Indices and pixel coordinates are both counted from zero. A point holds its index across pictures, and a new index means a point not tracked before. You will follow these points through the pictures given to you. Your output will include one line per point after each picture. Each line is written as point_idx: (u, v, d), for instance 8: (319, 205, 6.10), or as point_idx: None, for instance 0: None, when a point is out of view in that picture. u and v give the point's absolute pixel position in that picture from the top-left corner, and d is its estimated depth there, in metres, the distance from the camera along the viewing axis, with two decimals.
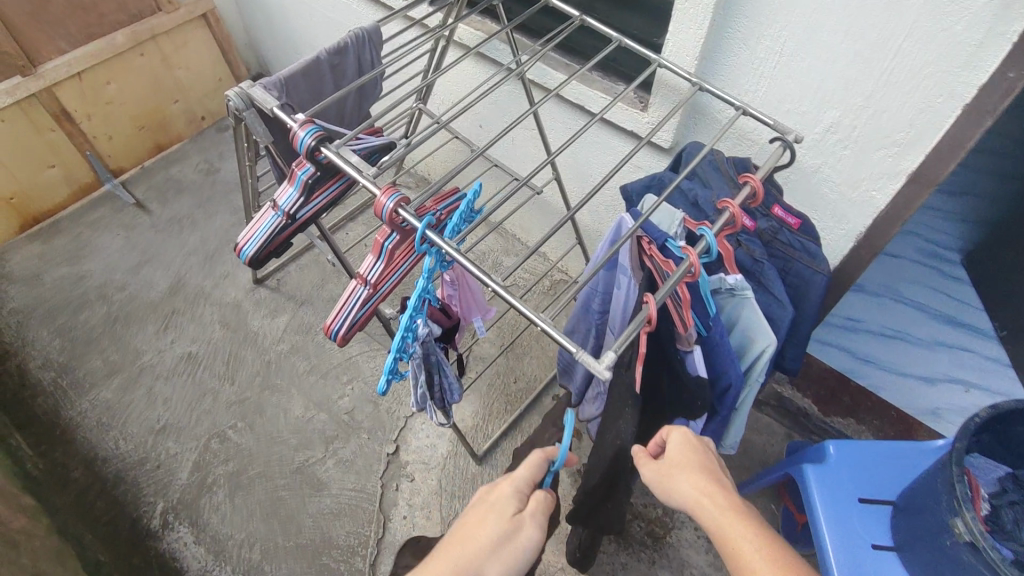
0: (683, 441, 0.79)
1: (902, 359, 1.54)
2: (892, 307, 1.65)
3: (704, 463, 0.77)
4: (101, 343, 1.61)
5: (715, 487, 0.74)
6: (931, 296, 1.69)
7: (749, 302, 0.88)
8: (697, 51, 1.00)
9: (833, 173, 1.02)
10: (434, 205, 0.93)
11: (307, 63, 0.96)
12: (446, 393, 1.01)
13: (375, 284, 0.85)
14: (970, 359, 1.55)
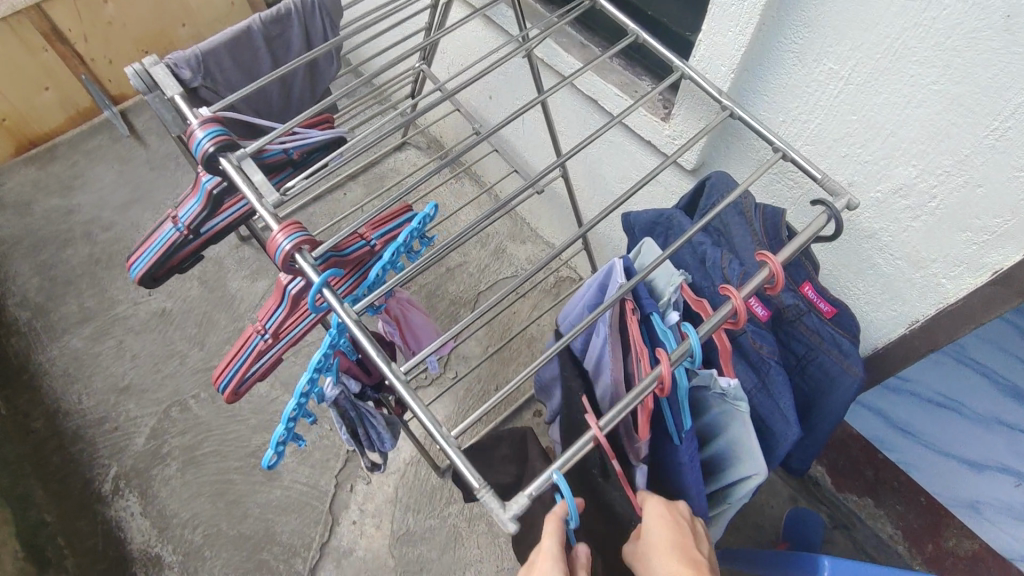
0: (655, 513, 0.61)
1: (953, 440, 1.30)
2: (951, 367, 1.39)
3: (681, 540, 0.59)
4: (78, 286, 1.55)
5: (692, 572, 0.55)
6: (1001, 359, 1.41)
7: (741, 414, 0.66)
8: (737, 61, 0.76)
9: (893, 245, 0.78)
10: (368, 232, 0.75)
11: (233, 34, 0.78)
12: (374, 441, 0.79)
13: (274, 333, 0.70)
14: None
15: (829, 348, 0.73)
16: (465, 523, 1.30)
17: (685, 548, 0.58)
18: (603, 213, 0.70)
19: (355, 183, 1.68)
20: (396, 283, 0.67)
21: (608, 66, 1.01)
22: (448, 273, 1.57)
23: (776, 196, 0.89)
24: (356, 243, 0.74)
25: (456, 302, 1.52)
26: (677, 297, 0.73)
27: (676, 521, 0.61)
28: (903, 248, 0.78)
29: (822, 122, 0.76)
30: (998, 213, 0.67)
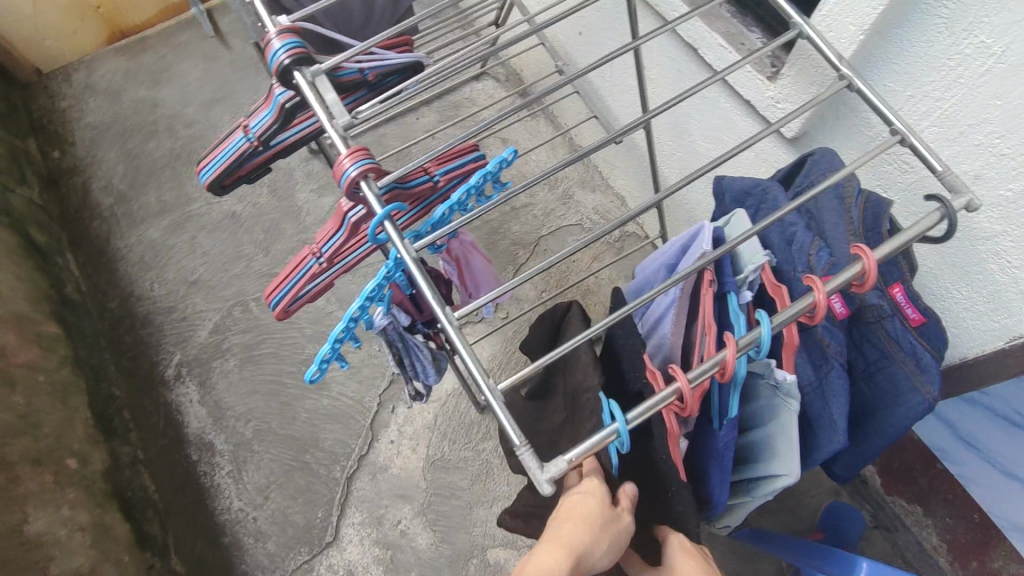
0: (684, 549, 0.62)
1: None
2: None
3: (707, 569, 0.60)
4: (158, 180, 1.60)
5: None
6: None
7: (789, 413, 0.62)
8: (869, 23, 0.67)
9: (1013, 250, 0.70)
10: (433, 167, 0.73)
11: None
12: (418, 373, 0.79)
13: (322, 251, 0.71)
14: None
15: (905, 360, 0.67)
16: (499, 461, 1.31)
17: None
18: (688, 177, 0.64)
19: (430, 108, 1.64)
20: (460, 224, 0.65)
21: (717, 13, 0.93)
22: (513, 212, 1.54)
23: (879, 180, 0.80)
24: (420, 177, 0.72)
25: (517, 242, 1.50)
26: (755, 277, 0.69)
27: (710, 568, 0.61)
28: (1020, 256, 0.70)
29: (956, 103, 0.67)
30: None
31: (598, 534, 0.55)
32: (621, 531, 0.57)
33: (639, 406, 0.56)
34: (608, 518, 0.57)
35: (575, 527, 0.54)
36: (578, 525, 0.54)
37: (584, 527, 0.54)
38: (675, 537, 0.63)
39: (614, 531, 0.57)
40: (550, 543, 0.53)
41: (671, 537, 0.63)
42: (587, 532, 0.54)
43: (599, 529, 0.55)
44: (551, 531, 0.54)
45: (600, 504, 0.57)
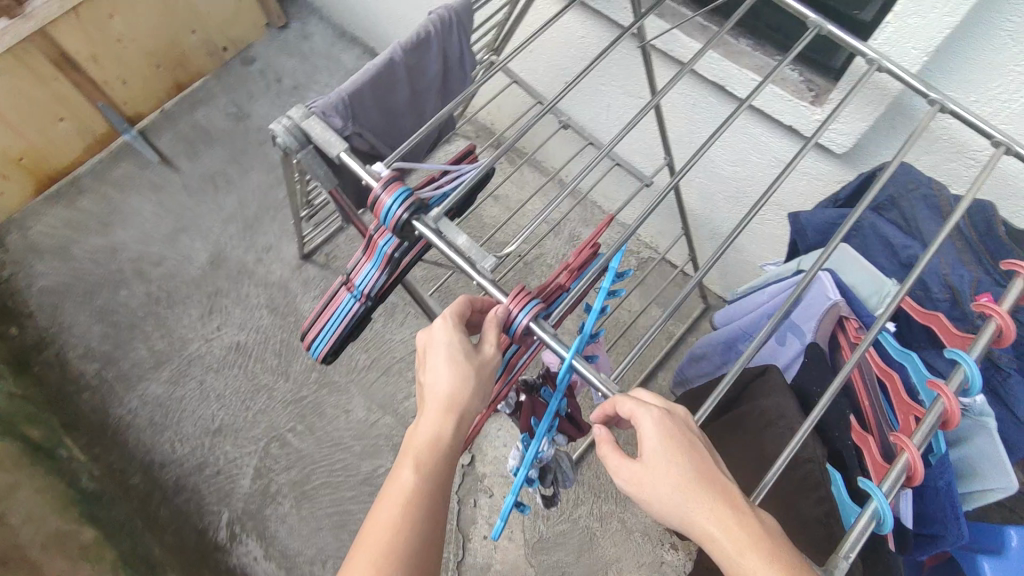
0: (660, 437, 0.49)
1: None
2: None
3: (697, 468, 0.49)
4: (143, 329, 1.46)
5: (724, 508, 0.47)
6: None
7: (987, 430, 0.64)
8: (936, 42, 0.70)
9: None
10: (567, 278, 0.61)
11: (377, 70, 0.69)
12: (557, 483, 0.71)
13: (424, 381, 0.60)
14: None
15: None
16: (598, 524, 1.28)
17: (698, 474, 0.48)
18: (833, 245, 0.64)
19: None
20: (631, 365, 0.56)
21: (737, 49, 0.94)
22: (528, 267, 1.51)
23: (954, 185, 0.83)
24: (557, 296, 0.61)
25: None
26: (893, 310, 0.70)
27: (683, 439, 0.50)
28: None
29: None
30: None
31: (461, 374, 0.54)
32: (493, 357, 0.56)
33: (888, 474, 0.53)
34: (471, 355, 0.55)
35: (437, 360, 0.55)
36: (439, 359, 0.55)
37: (443, 354, 0.55)
38: (636, 416, 0.50)
39: (482, 364, 0.55)
40: (429, 398, 0.55)
41: (627, 411, 0.51)
42: (445, 360, 0.55)
43: (466, 373, 0.54)
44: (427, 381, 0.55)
45: (448, 327, 0.56)
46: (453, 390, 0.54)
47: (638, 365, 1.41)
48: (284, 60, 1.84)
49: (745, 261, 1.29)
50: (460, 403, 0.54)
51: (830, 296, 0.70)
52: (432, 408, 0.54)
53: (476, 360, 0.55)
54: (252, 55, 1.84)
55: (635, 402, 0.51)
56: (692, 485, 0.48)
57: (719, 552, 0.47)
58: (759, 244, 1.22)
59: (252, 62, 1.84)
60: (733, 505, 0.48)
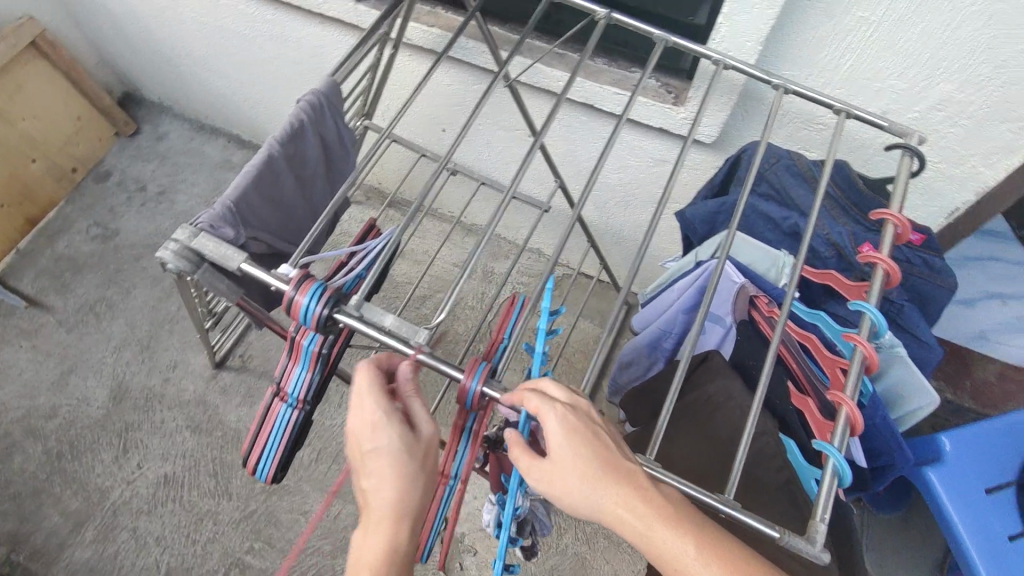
0: (564, 431, 0.50)
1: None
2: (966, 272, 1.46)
3: (601, 453, 0.50)
4: (51, 493, 1.31)
5: (630, 493, 0.48)
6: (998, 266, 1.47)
7: (903, 359, 0.71)
8: (764, 35, 0.79)
9: (932, 151, 0.86)
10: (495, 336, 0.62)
11: (258, 170, 0.67)
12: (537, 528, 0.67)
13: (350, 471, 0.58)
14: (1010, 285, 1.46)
15: (920, 271, 0.79)
16: (586, 545, 1.28)
17: (602, 464, 0.49)
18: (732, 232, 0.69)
19: None
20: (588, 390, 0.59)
21: (596, 70, 1.00)
22: (451, 313, 1.50)
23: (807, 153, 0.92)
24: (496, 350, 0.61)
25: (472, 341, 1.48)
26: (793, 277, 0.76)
27: (586, 429, 0.51)
28: (952, 152, 0.85)
29: (867, 63, 0.79)
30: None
31: (413, 471, 0.53)
32: (434, 440, 0.56)
33: (836, 430, 0.57)
34: (414, 444, 0.54)
35: (376, 464, 0.53)
36: (387, 463, 0.53)
37: (388, 456, 0.53)
38: (541, 411, 0.51)
39: (425, 449, 0.55)
40: (372, 505, 0.53)
41: (532, 406, 0.51)
42: (390, 462, 0.53)
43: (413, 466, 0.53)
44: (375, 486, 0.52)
45: (385, 426, 0.54)
46: (402, 491, 0.52)
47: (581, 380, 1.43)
48: (142, 167, 1.74)
49: (652, 257, 1.36)
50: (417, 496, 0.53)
51: (736, 279, 0.75)
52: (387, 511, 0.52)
53: (420, 447, 0.55)
54: (105, 169, 1.73)
55: (541, 398, 0.51)
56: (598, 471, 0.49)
57: (631, 532, 0.48)
58: (661, 238, 1.29)
59: (108, 176, 1.73)
60: (638, 488, 0.49)
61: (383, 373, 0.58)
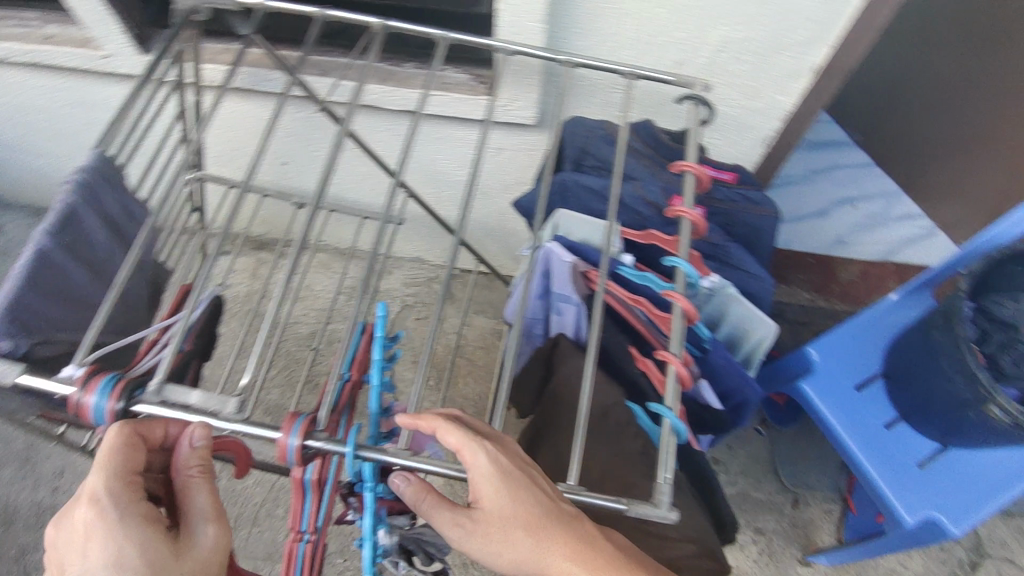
0: (494, 478, 0.52)
1: (785, 200, 1.56)
2: (813, 187, 1.58)
3: (532, 497, 0.53)
4: None
5: (568, 540, 0.53)
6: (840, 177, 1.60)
7: (734, 296, 0.74)
8: (542, 15, 0.79)
9: (731, 90, 0.89)
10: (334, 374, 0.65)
11: (29, 269, 0.61)
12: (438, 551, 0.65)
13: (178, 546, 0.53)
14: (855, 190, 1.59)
15: (743, 206, 0.82)
16: None
17: (535, 506, 0.53)
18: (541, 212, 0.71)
19: None
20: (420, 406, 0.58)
21: (405, 75, 0.97)
22: None
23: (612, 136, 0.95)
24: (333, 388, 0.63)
25: None
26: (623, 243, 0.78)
27: (516, 476, 0.53)
28: (748, 87, 0.88)
29: (647, 21, 0.80)
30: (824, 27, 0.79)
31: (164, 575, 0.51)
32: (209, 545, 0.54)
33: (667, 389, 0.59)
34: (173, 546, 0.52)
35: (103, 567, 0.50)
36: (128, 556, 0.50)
37: (133, 556, 0.50)
38: (466, 453, 0.52)
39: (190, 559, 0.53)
40: None
41: (454, 446, 0.52)
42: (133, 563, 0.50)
43: (162, 570, 0.51)
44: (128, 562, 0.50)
45: (102, 519, 0.50)
46: None
47: (488, 376, 1.43)
48: None
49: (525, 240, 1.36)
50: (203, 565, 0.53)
51: (566, 258, 0.76)
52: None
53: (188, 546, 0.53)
54: None
55: (462, 434, 0.52)
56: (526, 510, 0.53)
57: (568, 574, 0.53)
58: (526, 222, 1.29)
59: None
60: (573, 532, 0.54)
61: (138, 444, 0.53)
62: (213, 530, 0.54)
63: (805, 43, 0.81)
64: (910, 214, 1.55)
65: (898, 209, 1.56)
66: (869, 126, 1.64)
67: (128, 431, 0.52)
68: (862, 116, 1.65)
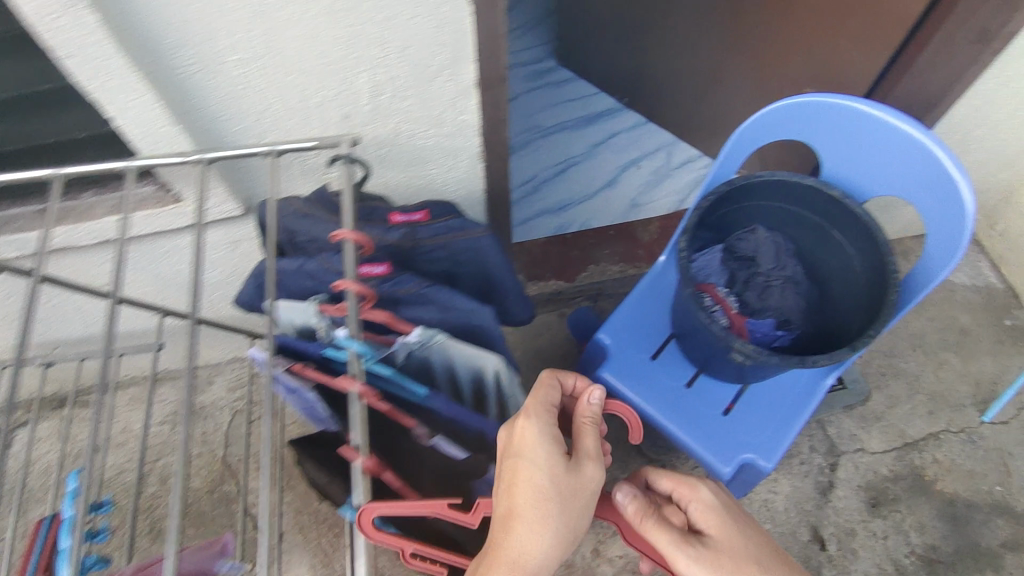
0: (715, 496, 0.73)
1: (575, 182, 1.58)
2: (594, 161, 1.61)
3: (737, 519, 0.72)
4: None
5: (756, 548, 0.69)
6: (617, 142, 1.64)
7: (447, 341, 0.72)
8: (167, 120, 0.74)
9: (411, 123, 0.86)
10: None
11: None
12: None
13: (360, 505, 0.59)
14: (634, 149, 1.63)
15: (450, 237, 0.81)
16: None
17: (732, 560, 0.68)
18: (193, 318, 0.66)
19: None
20: None
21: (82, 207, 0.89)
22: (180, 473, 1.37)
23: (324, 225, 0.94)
24: None
25: (213, 486, 1.36)
26: (328, 318, 0.73)
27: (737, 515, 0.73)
28: (427, 117, 0.86)
29: (286, 88, 0.77)
30: (455, 49, 0.76)
31: None
32: None
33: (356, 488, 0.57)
34: None
35: None
36: (537, 476, 0.65)
37: (546, 476, 0.65)
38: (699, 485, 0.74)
39: None
40: None
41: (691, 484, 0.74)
42: (554, 473, 0.65)
43: (569, 495, 0.65)
44: (505, 492, 0.66)
45: None
46: None
47: None
48: None
49: None
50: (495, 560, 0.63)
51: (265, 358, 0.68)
52: (509, 539, 0.63)
53: (571, 496, 0.65)
54: None
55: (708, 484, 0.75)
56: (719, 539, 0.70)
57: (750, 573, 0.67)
58: None
59: None
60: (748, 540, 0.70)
61: None
62: (590, 464, 0.67)
63: (448, 65, 0.79)
64: (690, 157, 1.61)
65: (677, 156, 1.61)
66: (631, 88, 1.68)
67: (550, 377, 0.75)
68: (621, 79, 1.68)
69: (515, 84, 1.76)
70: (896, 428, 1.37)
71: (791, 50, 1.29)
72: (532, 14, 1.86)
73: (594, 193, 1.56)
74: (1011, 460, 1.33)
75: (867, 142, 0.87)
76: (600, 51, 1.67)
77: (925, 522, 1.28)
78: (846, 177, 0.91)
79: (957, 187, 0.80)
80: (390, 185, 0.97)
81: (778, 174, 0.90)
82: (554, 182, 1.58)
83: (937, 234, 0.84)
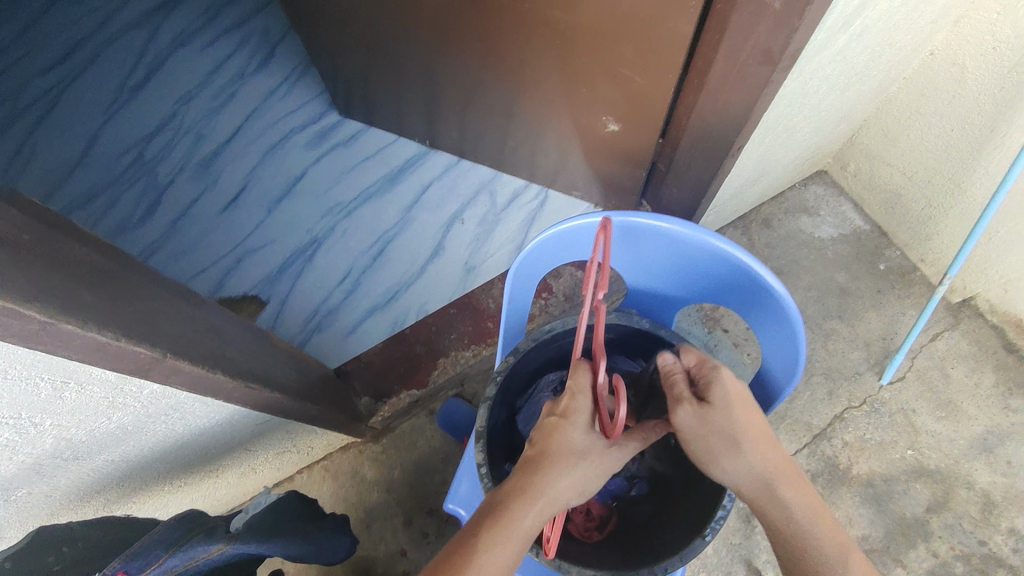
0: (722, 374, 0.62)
1: (395, 263, 1.39)
2: (411, 227, 1.43)
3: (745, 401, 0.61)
4: None
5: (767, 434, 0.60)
6: (431, 195, 1.46)
7: None
8: None
9: (75, 427, 0.64)
10: None
11: None
12: None
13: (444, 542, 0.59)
14: (452, 199, 1.45)
15: None
16: None
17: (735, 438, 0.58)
18: None
19: None
20: None
21: None
22: None
23: (113, 524, 0.78)
24: None
25: None
26: None
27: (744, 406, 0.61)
28: (95, 413, 0.64)
29: None
30: (57, 372, 0.54)
31: None
32: None
33: None
34: None
35: None
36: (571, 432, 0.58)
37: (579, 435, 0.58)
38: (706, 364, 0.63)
39: None
40: None
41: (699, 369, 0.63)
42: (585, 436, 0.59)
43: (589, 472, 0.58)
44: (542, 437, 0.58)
45: None
46: None
47: None
48: None
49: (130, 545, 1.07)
50: (494, 521, 0.53)
51: None
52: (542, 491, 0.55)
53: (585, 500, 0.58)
54: None
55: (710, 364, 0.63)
56: (743, 454, 0.58)
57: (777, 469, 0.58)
58: None
59: None
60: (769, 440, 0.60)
61: None
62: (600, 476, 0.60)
63: (67, 381, 0.56)
64: (516, 191, 1.45)
65: (501, 195, 1.45)
66: (429, 130, 1.46)
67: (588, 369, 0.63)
68: (416, 123, 1.45)
69: (301, 154, 1.53)
70: (801, 421, 1.30)
71: (572, 81, 1.08)
72: (300, 73, 1.62)
73: (420, 269, 1.38)
74: (916, 418, 1.29)
75: (676, 251, 0.71)
76: (379, 101, 1.44)
77: (851, 513, 1.22)
78: (662, 281, 0.77)
79: (777, 298, 0.67)
80: (118, 456, 0.76)
81: (568, 319, 0.75)
82: (370, 268, 1.39)
83: (773, 344, 0.72)
